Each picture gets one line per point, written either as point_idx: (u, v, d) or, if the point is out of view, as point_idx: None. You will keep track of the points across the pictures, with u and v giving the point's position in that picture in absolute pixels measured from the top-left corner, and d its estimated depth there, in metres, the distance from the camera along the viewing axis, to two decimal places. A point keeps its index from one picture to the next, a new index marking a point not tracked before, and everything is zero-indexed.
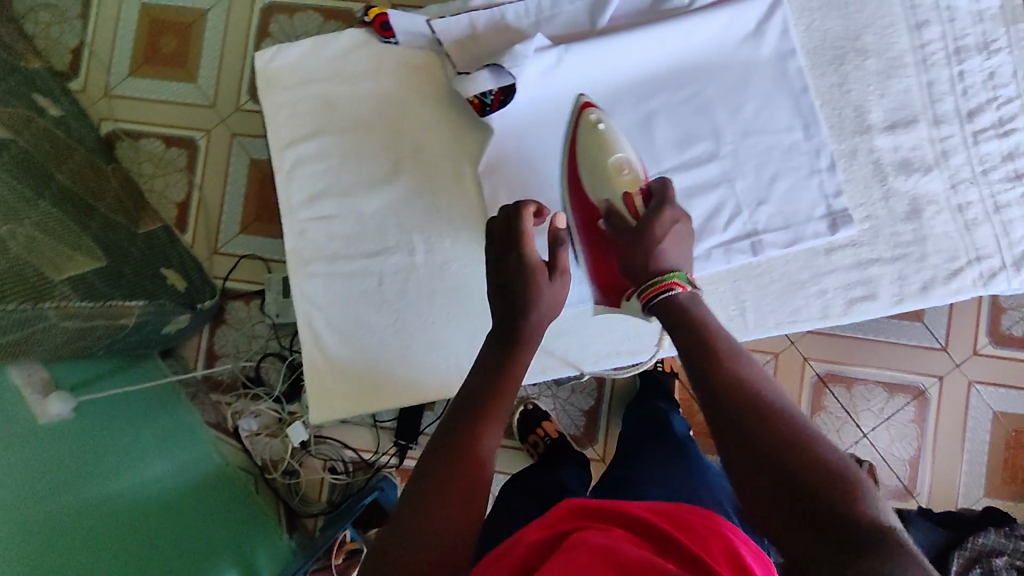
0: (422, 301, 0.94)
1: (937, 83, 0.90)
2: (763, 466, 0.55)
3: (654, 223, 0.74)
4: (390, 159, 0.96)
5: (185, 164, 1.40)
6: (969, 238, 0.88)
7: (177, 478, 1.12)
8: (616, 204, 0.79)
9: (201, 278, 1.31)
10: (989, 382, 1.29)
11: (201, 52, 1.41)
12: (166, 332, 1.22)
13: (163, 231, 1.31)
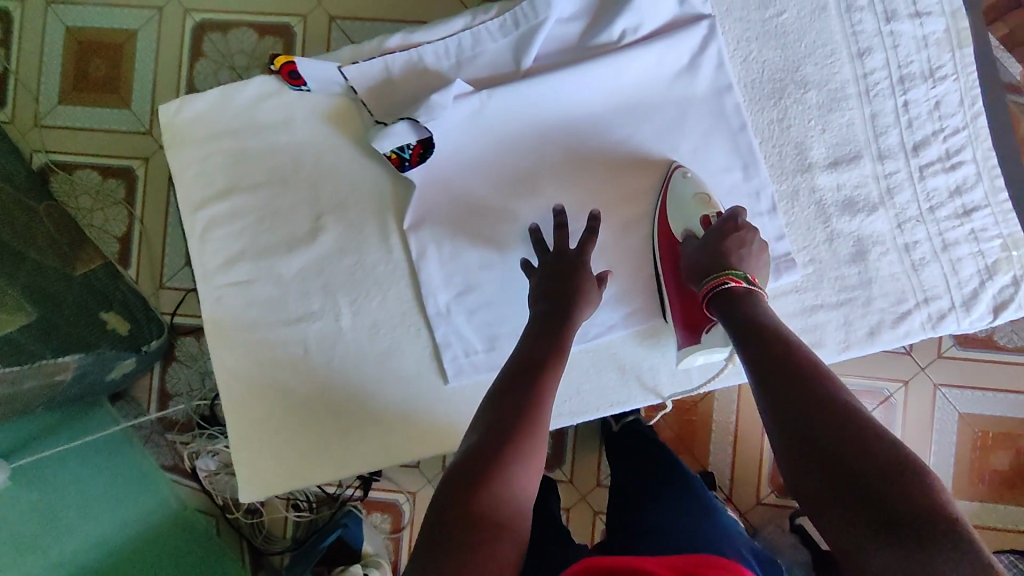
0: (350, 368, 0.90)
1: (882, 116, 0.85)
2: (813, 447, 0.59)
3: (727, 246, 0.78)
4: (309, 216, 0.89)
5: (124, 197, 1.31)
6: (916, 279, 0.85)
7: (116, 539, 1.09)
8: (693, 229, 0.82)
9: (150, 317, 1.24)
10: (954, 385, 1.28)
11: (134, 74, 1.30)
12: (111, 377, 1.17)
13: (104, 268, 1.21)
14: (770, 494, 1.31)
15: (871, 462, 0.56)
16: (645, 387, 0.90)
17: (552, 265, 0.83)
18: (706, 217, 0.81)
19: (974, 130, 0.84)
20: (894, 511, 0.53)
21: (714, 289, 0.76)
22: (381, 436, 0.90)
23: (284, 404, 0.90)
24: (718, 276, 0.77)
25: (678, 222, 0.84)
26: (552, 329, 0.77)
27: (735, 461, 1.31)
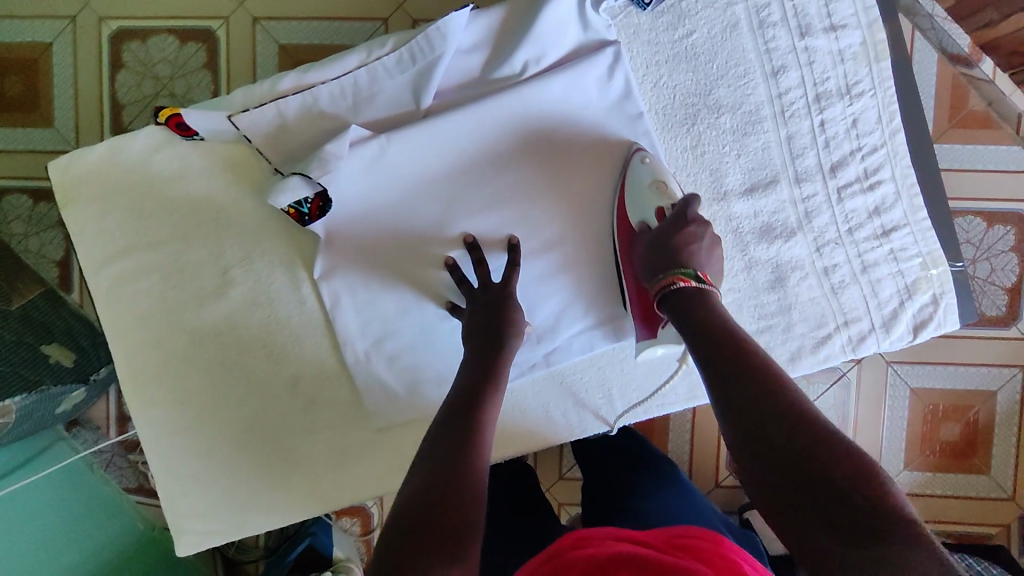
0: (275, 418, 0.88)
1: (798, 138, 0.82)
2: (771, 454, 0.54)
3: (678, 233, 0.73)
4: (217, 270, 0.87)
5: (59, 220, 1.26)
6: (836, 302, 0.83)
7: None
8: (648, 220, 0.77)
9: (96, 343, 1.22)
10: (905, 362, 1.28)
11: (52, 88, 1.21)
12: (60, 409, 1.16)
13: (44, 296, 1.19)
14: (728, 476, 1.35)
15: (831, 462, 0.51)
16: (571, 425, 0.88)
17: (478, 300, 0.80)
18: (661, 206, 0.77)
19: (893, 147, 0.82)
20: (855, 512, 0.48)
21: (665, 288, 0.71)
22: (310, 486, 0.89)
23: (208, 459, 0.88)
24: (667, 276, 0.71)
25: (634, 211, 0.80)
26: (485, 357, 0.75)
27: (693, 448, 1.34)
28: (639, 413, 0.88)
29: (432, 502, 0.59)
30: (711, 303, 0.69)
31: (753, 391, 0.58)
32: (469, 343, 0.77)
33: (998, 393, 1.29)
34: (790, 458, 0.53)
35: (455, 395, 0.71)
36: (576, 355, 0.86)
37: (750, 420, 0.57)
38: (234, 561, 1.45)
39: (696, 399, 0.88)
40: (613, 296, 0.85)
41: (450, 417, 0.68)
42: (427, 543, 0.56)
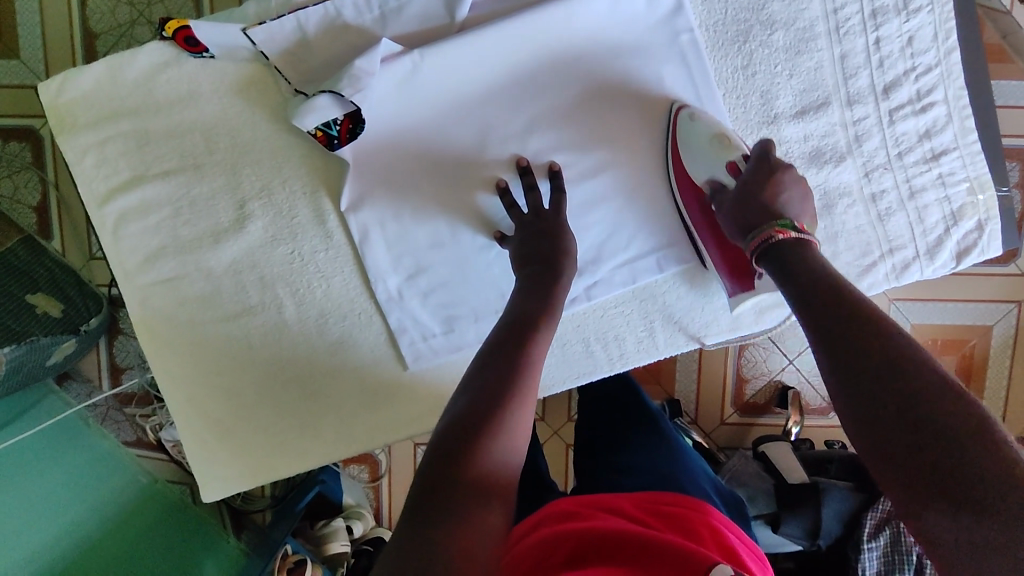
0: (300, 360, 0.84)
1: (852, 56, 0.78)
2: (882, 418, 0.50)
3: (758, 186, 0.69)
4: (233, 203, 0.81)
5: (33, 160, 1.19)
6: (882, 230, 0.82)
7: (69, 542, 1.05)
8: (720, 178, 0.74)
9: (84, 294, 1.16)
10: (907, 299, 1.29)
11: (17, 21, 1.12)
12: (52, 360, 1.12)
13: (24, 243, 1.12)
14: (733, 414, 1.36)
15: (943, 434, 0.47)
16: (613, 359, 0.86)
17: (530, 227, 0.77)
18: (734, 159, 0.73)
19: (947, 67, 0.79)
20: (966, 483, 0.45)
21: (762, 244, 0.67)
22: (339, 430, 0.86)
23: (233, 402, 0.84)
24: (765, 231, 0.67)
25: (699, 171, 0.76)
26: (531, 295, 0.71)
27: (700, 387, 1.35)
28: (680, 345, 0.87)
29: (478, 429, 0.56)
30: (813, 253, 0.64)
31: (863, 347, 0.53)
32: (523, 273, 0.74)
33: (994, 327, 1.32)
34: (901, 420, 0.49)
35: (503, 325, 0.68)
36: (617, 289, 0.84)
37: (850, 374, 0.53)
38: (240, 512, 1.42)
39: (735, 332, 0.88)
40: (658, 226, 0.83)
41: (498, 349, 0.64)
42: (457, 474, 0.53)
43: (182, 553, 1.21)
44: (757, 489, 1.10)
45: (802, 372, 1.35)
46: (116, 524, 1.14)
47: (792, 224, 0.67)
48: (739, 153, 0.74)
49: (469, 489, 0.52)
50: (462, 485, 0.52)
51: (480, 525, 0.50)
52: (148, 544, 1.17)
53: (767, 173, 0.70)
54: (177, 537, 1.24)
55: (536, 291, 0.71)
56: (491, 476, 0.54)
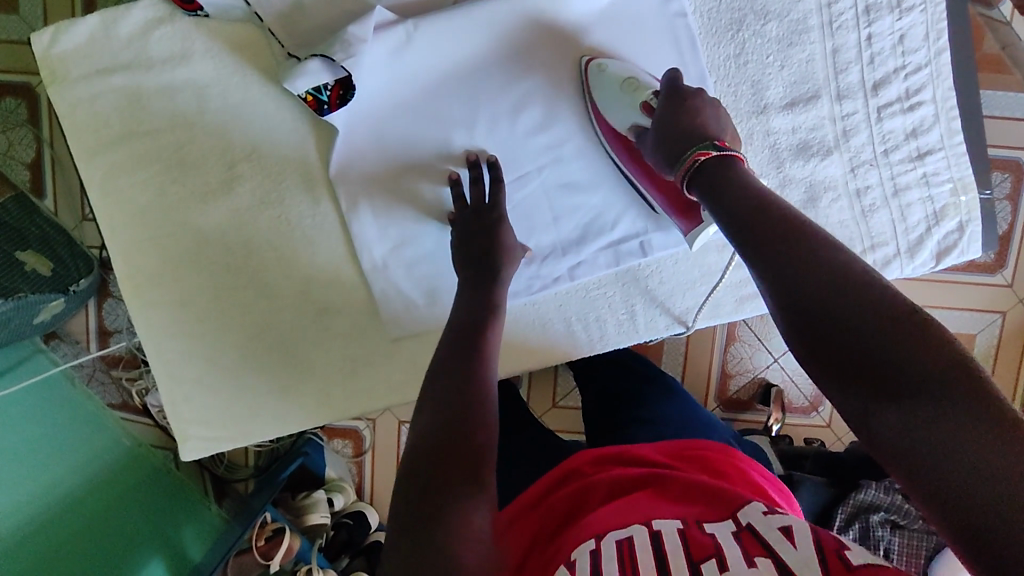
0: (285, 324, 0.85)
1: (843, 51, 0.79)
2: (825, 330, 0.48)
3: (674, 114, 0.68)
4: (223, 163, 0.81)
5: (28, 116, 1.23)
6: (864, 226, 0.83)
7: (47, 501, 1.07)
8: (641, 121, 0.73)
9: (73, 254, 1.19)
10: None
11: None
12: (37, 319, 1.14)
13: (15, 202, 1.16)
14: (715, 408, 1.37)
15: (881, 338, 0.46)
16: (594, 339, 0.87)
17: (471, 219, 0.77)
18: (646, 100, 0.73)
19: (937, 67, 0.80)
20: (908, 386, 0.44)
21: (691, 167, 0.64)
22: (320, 396, 0.87)
23: (215, 362, 0.84)
24: (689, 156, 0.64)
25: (620, 119, 0.76)
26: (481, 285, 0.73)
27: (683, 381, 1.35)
28: (661, 330, 0.88)
29: (450, 424, 0.55)
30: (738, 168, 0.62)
31: (797, 261, 0.52)
32: (464, 274, 0.75)
33: (978, 336, 1.33)
34: (847, 329, 0.47)
35: (458, 321, 0.68)
36: (599, 271, 0.85)
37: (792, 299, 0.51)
38: (222, 480, 1.41)
39: (717, 318, 0.88)
40: (643, 210, 0.84)
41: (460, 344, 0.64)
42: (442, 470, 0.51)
43: (159, 516, 1.23)
44: None
45: (785, 371, 1.36)
46: (96, 485, 1.16)
47: (713, 145, 0.64)
48: (650, 95, 0.74)
49: (457, 481, 0.51)
50: (450, 479, 0.51)
51: (474, 516, 0.49)
52: (124, 506, 1.18)
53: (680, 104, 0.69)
54: (155, 502, 1.25)
55: (484, 286, 0.72)
56: (476, 464, 0.52)
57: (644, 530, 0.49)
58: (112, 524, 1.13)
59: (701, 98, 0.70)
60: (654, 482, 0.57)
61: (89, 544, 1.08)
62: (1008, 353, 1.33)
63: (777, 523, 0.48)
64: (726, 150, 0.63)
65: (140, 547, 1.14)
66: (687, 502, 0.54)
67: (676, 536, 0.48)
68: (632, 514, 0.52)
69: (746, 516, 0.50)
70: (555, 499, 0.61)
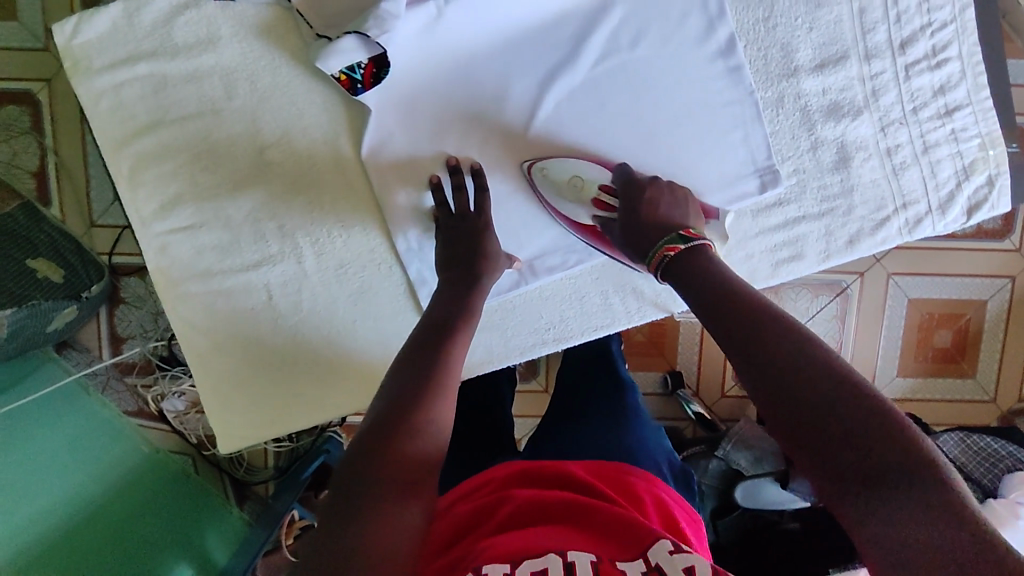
0: (320, 311, 0.84)
1: (870, 11, 0.80)
2: (792, 434, 0.49)
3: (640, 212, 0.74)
4: (254, 149, 0.80)
5: (30, 124, 1.22)
6: (896, 185, 0.83)
7: (75, 504, 1.05)
8: (600, 216, 0.79)
9: (84, 260, 1.17)
10: (905, 274, 1.32)
11: None
12: (52, 327, 1.13)
13: (24, 210, 1.16)
14: (733, 387, 1.35)
15: (848, 435, 0.46)
16: (630, 311, 0.87)
17: (475, 218, 0.78)
18: (598, 194, 0.79)
19: (962, 23, 0.80)
20: (874, 482, 0.44)
21: (660, 262, 0.68)
22: (358, 381, 0.86)
23: (251, 351, 0.83)
24: (658, 252, 0.69)
25: (579, 214, 0.81)
26: (453, 300, 0.73)
27: (700, 364, 1.34)
28: None
29: (413, 413, 0.56)
30: (707, 256, 0.66)
31: (765, 354, 0.52)
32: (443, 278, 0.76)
33: (988, 301, 1.34)
34: (806, 428, 0.48)
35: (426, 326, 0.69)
36: None
37: (763, 396, 0.51)
38: (243, 482, 1.40)
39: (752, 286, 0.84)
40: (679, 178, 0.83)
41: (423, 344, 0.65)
42: (387, 468, 0.52)
43: (183, 520, 1.22)
44: (764, 450, 1.15)
45: None
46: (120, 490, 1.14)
47: (681, 236, 0.69)
48: (598, 189, 0.79)
49: (387, 489, 0.50)
50: (390, 480, 0.51)
51: (404, 517, 0.50)
52: (149, 510, 1.16)
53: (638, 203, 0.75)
54: (176, 504, 1.24)
55: (452, 306, 0.72)
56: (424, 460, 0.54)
57: (559, 559, 0.48)
58: (137, 524, 1.12)
59: (653, 194, 0.76)
60: (572, 513, 0.56)
61: (117, 542, 1.07)
62: (1019, 317, 1.35)
63: (682, 562, 0.47)
64: (694, 241, 0.68)
65: (170, 550, 1.13)
66: (592, 537, 0.53)
67: (590, 566, 0.47)
68: (539, 546, 0.51)
69: (655, 556, 0.49)
70: (459, 518, 0.61)
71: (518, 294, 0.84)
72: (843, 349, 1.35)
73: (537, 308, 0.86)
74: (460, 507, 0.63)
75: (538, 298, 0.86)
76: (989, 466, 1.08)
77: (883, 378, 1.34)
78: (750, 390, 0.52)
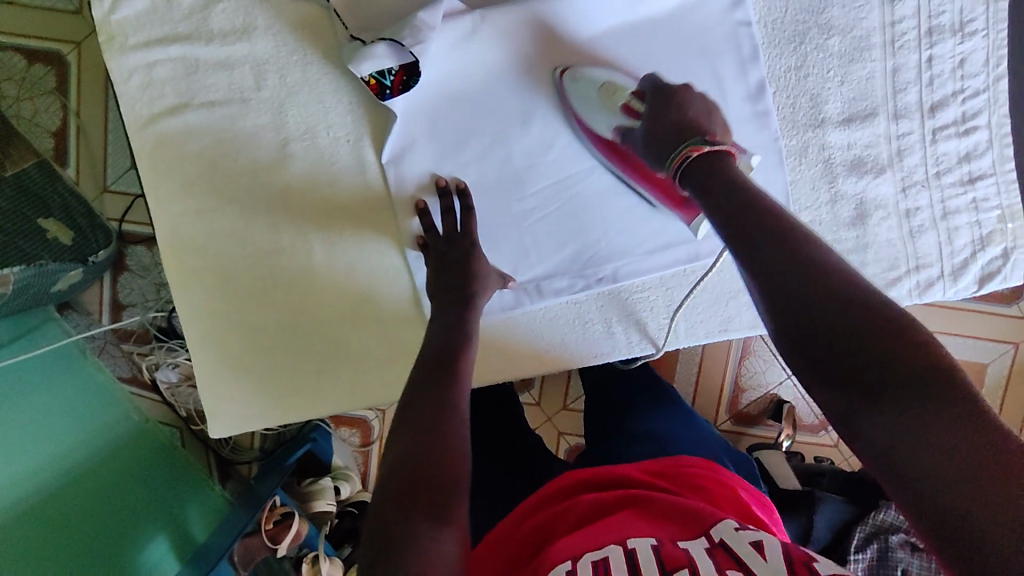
0: (324, 307, 0.84)
1: (903, 71, 0.79)
2: (810, 331, 0.49)
3: (658, 116, 0.70)
4: (276, 140, 0.80)
5: (55, 85, 1.23)
6: (911, 247, 0.83)
7: (59, 467, 1.05)
8: (625, 123, 0.74)
9: (94, 226, 1.19)
10: None
11: None
12: (56, 289, 1.14)
13: (38, 168, 1.15)
14: (726, 422, 1.35)
15: (868, 338, 0.47)
16: (631, 342, 0.87)
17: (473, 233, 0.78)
18: (628, 100, 0.74)
19: (995, 93, 0.80)
20: (893, 385, 0.44)
21: (682, 164, 0.64)
22: (352, 384, 0.86)
23: (250, 343, 0.84)
24: (680, 151, 0.64)
25: (602, 122, 0.77)
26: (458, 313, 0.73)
27: (695, 395, 1.33)
28: (700, 337, 0.87)
29: (424, 461, 0.55)
30: (730, 164, 0.62)
31: (790, 258, 0.52)
32: (439, 305, 0.75)
33: (990, 365, 1.34)
34: (831, 340, 0.48)
35: (430, 359, 0.67)
36: (646, 272, 0.84)
37: (785, 297, 0.51)
38: (229, 460, 1.40)
39: None
40: None
41: (431, 381, 0.64)
42: (408, 506, 0.51)
43: (167, 496, 1.22)
44: None
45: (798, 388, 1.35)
46: (102, 460, 1.14)
47: (704, 140, 0.65)
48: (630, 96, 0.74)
49: (413, 523, 0.50)
50: (413, 516, 0.51)
51: (437, 550, 0.49)
52: (133, 485, 1.16)
53: (665, 103, 0.70)
54: (161, 479, 1.23)
55: (454, 326, 0.72)
56: (444, 497, 0.53)
57: (619, 549, 0.50)
58: (118, 499, 1.12)
59: (685, 92, 0.71)
60: (640, 506, 0.58)
61: (96, 515, 1.07)
62: (1018, 384, 1.34)
63: (749, 537, 0.49)
64: (719, 145, 0.64)
65: (148, 525, 1.14)
66: (665, 521, 0.55)
67: (649, 551, 0.49)
68: (599, 539, 0.53)
69: (718, 533, 0.51)
70: (530, 528, 0.61)
71: (522, 311, 0.85)
72: None
73: (539, 327, 0.86)
74: (536, 514, 0.64)
75: (543, 319, 0.86)
76: None
77: None
78: (775, 298, 0.51)
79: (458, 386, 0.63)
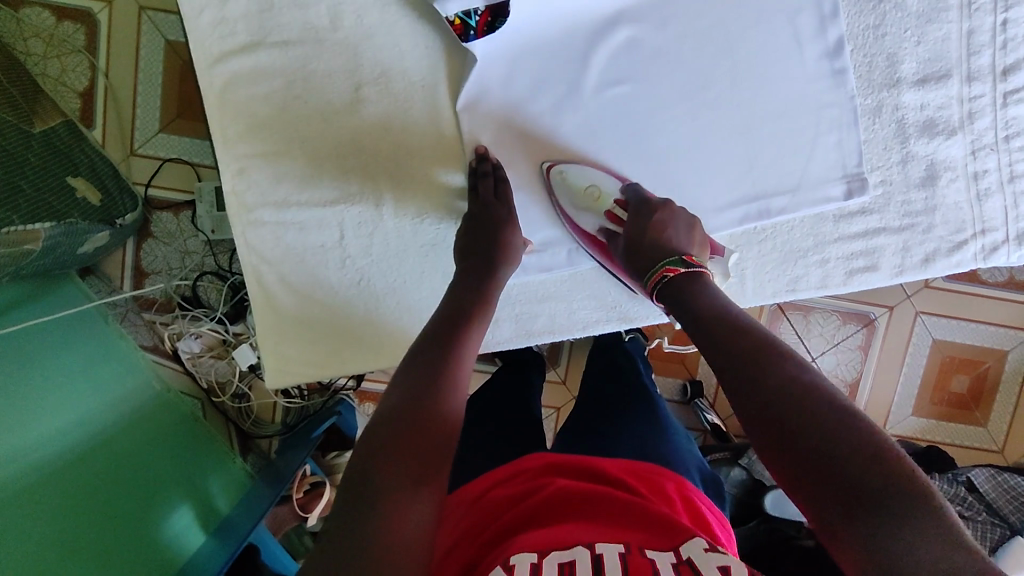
0: (393, 258, 0.83)
1: (978, 34, 0.80)
2: (798, 454, 0.47)
3: (644, 229, 0.73)
4: (350, 83, 0.79)
5: (84, 42, 1.20)
6: (978, 210, 0.83)
7: (98, 426, 1.00)
8: (609, 229, 0.78)
9: (121, 188, 1.15)
10: (933, 314, 1.28)
11: None
12: (81, 252, 1.09)
13: (66, 127, 1.10)
14: None
15: (827, 440, 0.46)
16: None
17: (496, 197, 0.78)
18: (611, 207, 0.78)
19: None
20: (856, 490, 0.44)
21: (657, 282, 0.69)
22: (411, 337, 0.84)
23: (296, 294, 0.82)
24: (657, 270, 0.69)
25: (586, 221, 0.79)
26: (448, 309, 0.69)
27: (720, 378, 1.27)
28: (767, 298, 0.86)
29: (416, 420, 0.53)
30: (705, 284, 0.66)
31: (749, 365, 0.53)
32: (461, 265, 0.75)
33: (1010, 352, 1.29)
34: (797, 440, 0.47)
35: (438, 320, 0.66)
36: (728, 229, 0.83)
37: (749, 399, 0.51)
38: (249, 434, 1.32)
39: (823, 291, 0.85)
40: (765, 174, 0.81)
41: (426, 348, 0.62)
42: (396, 467, 0.50)
43: (191, 464, 1.15)
44: None
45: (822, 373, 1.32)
46: (131, 424, 1.08)
47: (681, 259, 0.69)
48: (613, 202, 0.78)
49: (400, 478, 0.49)
50: (396, 470, 0.50)
51: (412, 512, 0.48)
52: (157, 450, 1.09)
53: (646, 215, 0.74)
54: (186, 447, 1.17)
55: (463, 294, 0.70)
56: (430, 462, 0.52)
57: (587, 551, 0.46)
58: (143, 463, 1.04)
59: (666, 214, 0.73)
60: (598, 508, 0.55)
61: (121, 476, 0.99)
62: None
63: (717, 561, 0.46)
64: (693, 266, 0.68)
65: (177, 491, 1.07)
66: (620, 528, 0.52)
67: (618, 556, 0.46)
68: (572, 536, 0.49)
69: (687, 551, 0.48)
70: (490, 513, 0.60)
71: (592, 268, 0.85)
72: (862, 381, 1.30)
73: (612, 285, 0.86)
74: (495, 496, 0.62)
75: (611, 274, 0.86)
76: (1019, 503, 1.10)
77: (898, 418, 1.28)
78: (741, 398, 0.52)
79: (457, 370, 0.60)
